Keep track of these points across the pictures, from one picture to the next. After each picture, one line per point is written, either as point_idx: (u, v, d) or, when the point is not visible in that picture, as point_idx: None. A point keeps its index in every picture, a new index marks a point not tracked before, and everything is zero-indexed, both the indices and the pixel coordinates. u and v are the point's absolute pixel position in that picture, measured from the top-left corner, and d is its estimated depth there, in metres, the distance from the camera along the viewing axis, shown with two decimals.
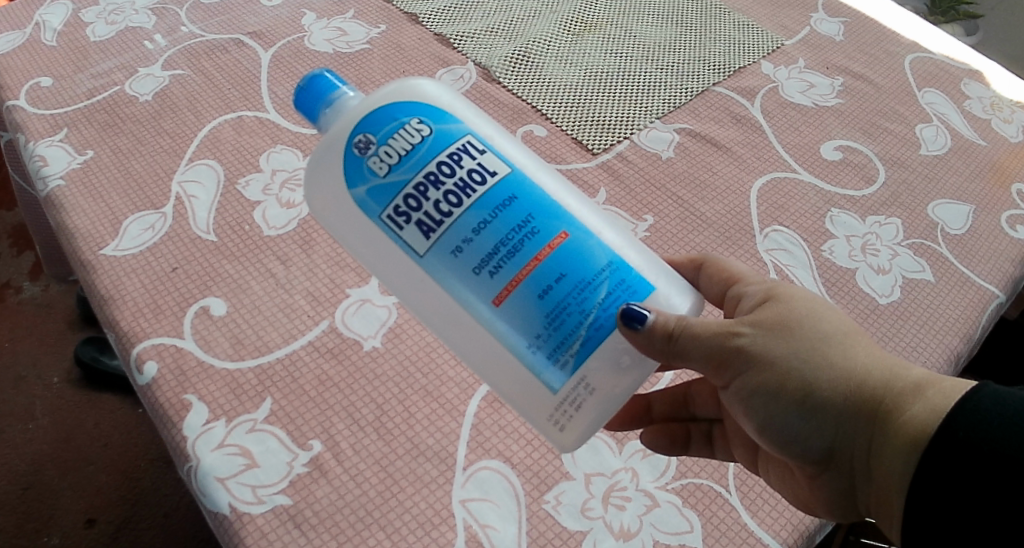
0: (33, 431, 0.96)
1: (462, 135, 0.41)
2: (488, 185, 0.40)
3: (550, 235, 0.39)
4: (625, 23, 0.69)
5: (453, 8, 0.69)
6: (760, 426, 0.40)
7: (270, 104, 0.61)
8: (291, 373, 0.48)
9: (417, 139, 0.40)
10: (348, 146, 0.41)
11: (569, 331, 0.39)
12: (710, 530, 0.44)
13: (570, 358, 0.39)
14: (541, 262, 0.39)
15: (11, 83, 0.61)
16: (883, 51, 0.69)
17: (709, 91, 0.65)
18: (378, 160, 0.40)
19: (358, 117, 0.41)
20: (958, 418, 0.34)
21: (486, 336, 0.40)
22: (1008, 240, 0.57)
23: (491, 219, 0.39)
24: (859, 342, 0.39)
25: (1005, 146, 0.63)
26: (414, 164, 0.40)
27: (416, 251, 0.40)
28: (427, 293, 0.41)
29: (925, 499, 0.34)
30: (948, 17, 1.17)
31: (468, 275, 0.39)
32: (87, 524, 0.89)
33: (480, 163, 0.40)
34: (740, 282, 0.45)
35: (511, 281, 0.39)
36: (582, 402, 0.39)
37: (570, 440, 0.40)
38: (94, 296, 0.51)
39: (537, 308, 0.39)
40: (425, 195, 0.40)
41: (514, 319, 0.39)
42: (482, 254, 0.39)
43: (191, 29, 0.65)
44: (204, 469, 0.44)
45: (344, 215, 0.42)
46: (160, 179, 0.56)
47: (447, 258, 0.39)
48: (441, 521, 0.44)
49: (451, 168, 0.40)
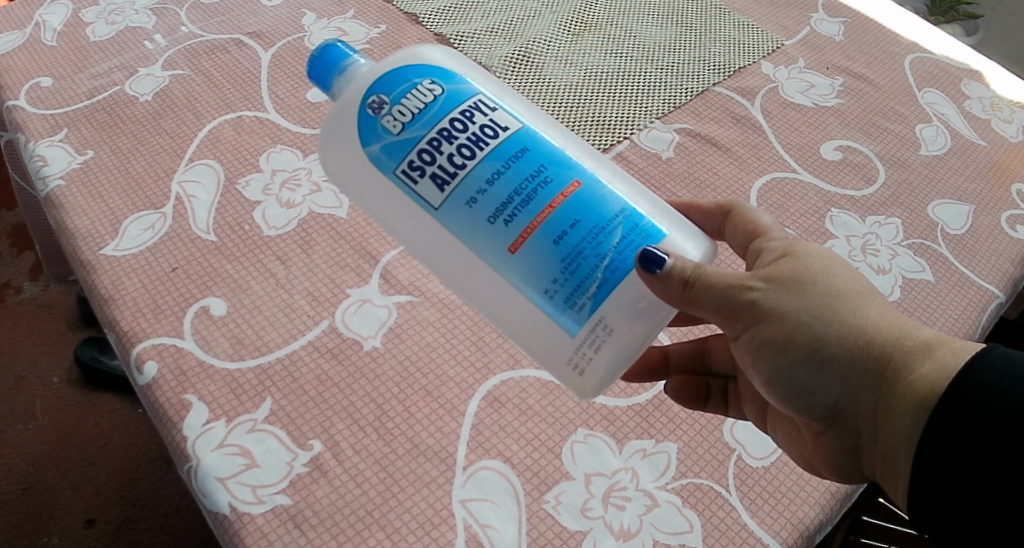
0: (33, 430, 0.96)
1: (474, 94, 0.42)
2: (500, 138, 0.41)
3: (562, 183, 0.40)
4: (625, 23, 0.70)
5: (453, 8, 0.69)
6: (768, 378, 0.41)
7: (271, 104, 0.61)
8: (291, 373, 0.48)
9: (429, 99, 0.42)
10: (362, 108, 0.43)
11: (586, 274, 0.39)
12: (710, 530, 0.44)
13: (587, 301, 0.39)
14: (556, 209, 0.40)
15: (11, 84, 0.61)
16: (883, 51, 0.69)
17: (709, 91, 0.65)
18: (392, 119, 0.42)
19: (371, 80, 0.43)
20: (966, 379, 0.34)
21: (503, 284, 0.41)
22: (1008, 240, 0.57)
23: (504, 169, 0.40)
24: (872, 300, 0.39)
25: (1005, 146, 0.63)
26: (427, 120, 0.41)
27: (432, 204, 0.41)
28: (443, 245, 0.42)
29: (935, 447, 0.34)
30: (948, 17, 1.17)
31: (483, 225, 0.40)
32: (87, 524, 0.90)
33: (491, 119, 0.41)
34: (764, 236, 0.45)
35: (527, 227, 0.40)
36: (600, 343, 0.39)
37: (591, 384, 0.40)
38: (94, 296, 0.51)
39: (552, 252, 0.40)
40: (439, 149, 0.41)
41: (531, 265, 0.40)
42: (496, 203, 0.40)
43: (191, 29, 0.65)
44: (204, 469, 0.44)
45: (360, 174, 0.43)
46: (160, 179, 0.56)
47: (462, 209, 0.40)
48: (441, 521, 0.44)
49: (464, 124, 0.41)
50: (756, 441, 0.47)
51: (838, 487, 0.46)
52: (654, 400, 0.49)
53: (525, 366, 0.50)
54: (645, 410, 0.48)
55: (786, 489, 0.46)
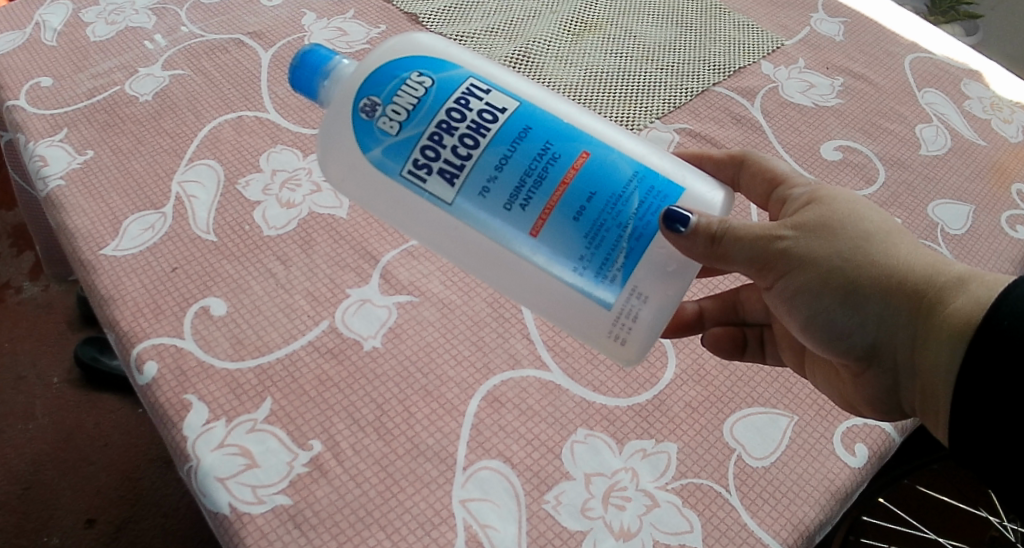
0: (33, 430, 0.96)
1: (465, 78, 0.42)
2: (501, 121, 0.41)
3: (571, 157, 0.40)
4: (625, 22, 0.70)
5: (453, 8, 0.69)
6: (805, 325, 0.42)
7: (271, 104, 0.61)
8: (291, 374, 0.48)
9: (421, 92, 0.42)
10: (355, 114, 0.43)
11: (612, 245, 0.40)
12: (710, 530, 0.44)
13: (618, 272, 0.40)
14: (569, 185, 0.40)
15: (11, 84, 0.61)
16: (883, 51, 0.69)
17: (709, 91, 0.65)
18: (387, 120, 0.42)
19: (358, 84, 0.43)
20: (1001, 309, 0.35)
21: (531, 269, 0.41)
22: (1008, 240, 0.57)
23: (511, 153, 0.40)
24: (902, 240, 0.40)
25: (1005, 146, 0.63)
26: (424, 115, 0.41)
27: (446, 200, 0.41)
28: (463, 237, 0.42)
29: (974, 380, 0.35)
30: (948, 17, 1.17)
31: (500, 212, 0.40)
32: (87, 524, 0.90)
33: (488, 103, 0.41)
34: (785, 184, 0.46)
35: (544, 209, 0.40)
36: (637, 313, 0.40)
37: (633, 352, 0.41)
38: (94, 296, 0.51)
39: (574, 229, 0.40)
40: (441, 143, 0.41)
41: (553, 247, 0.40)
42: (510, 189, 0.40)
43: (191, 29, 0.65)
44: (203, 469, 0.44)
45: (369, 179, 0.43)
46: (160, 179, 0.56)
47: (476, 200, 0.41)
48: (441, 521, 0.44)
49: (462, 113, 0.41)
50: (756, 441, 0.47)
51: (838, 487, 0.46)
52: (654, 400, 0.49)
53: (525, 366, 0.50)
54: (645, 410, 0.48)
55: (786, 489, 0.46)
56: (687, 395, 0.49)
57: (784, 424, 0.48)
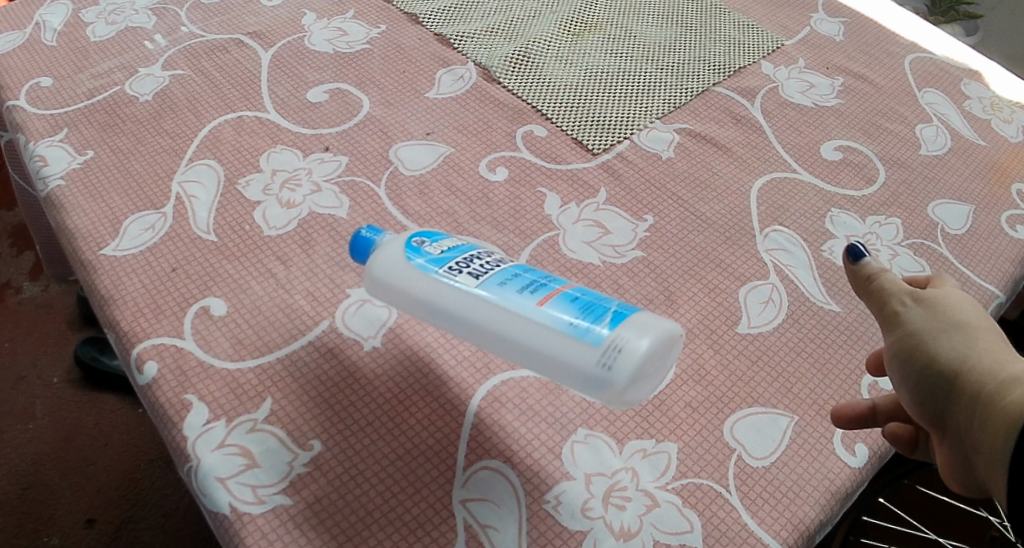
0: (33, 431, 0.96)
1: (478, 252, 0.44)
2: (513, 269, 0.43)
3: (562, 284, 0.42)
4: (625, 23, 0.70)
5: (453, 9, 0.69)
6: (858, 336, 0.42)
7: (271, 104, 0.61)
8: (291, 373, 0.48)
9: (444, 251, 0.43)
10: (388, 248, 0.43)
11: (603, 310, 0.40)
12: (710, 530, 0.44)
13: (609, 326, 0.39)
14: (567, 288, 0.42)
15: (12, 84, 0.61)
16: (883, 51, 0.70)
17: (709, 91, 0.65)
18: (432, 245, 0.43)
19: (388, 244, 0.44)
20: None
21: (528, 332, 0.40)
22: (1008, 240, 0.57)
23: (521, 275, 0.42)
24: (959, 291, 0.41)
25: (1005, 146, 0.63)
26: (449, 254, 0.43)
27: (471, 285, 0.41)
28: (468, 312, 0.41)
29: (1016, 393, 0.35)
30: (948, 17, 1.17)
31: (506, 290, 0.41)
32: (87, 524, 0.90)
33: (501, 263, 0.43)
34: None
35: (550, 292, 0.41)
36: (623, 348, 0.38)
37: (620, 391, 0.38)
38: (94, 296, 0.51)
39: (573, 304, 0.40)
40: (466, 266, 0.42)
41: (551, 310, 0.40)
42: (523, 282, 0.41)
43: (192, 29, 0.65)
44: (204, 469, 0.44)
45: (392, 270, 0.43)
46: (160, 179, 0.56)
47: (484, 284, 0.41)
48: (441, 521, 0.44)
49: (482, 262, 0.43)
50: (756, 441, 0.47)
51: (838, 487, 0.46)
52: (654, 400, 0.49)
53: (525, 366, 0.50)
54: (645, 410, 0.48)
55: (786, 489, 0.46)
56: (687, 395, 0.49)
57: (784, 423, 0.48)
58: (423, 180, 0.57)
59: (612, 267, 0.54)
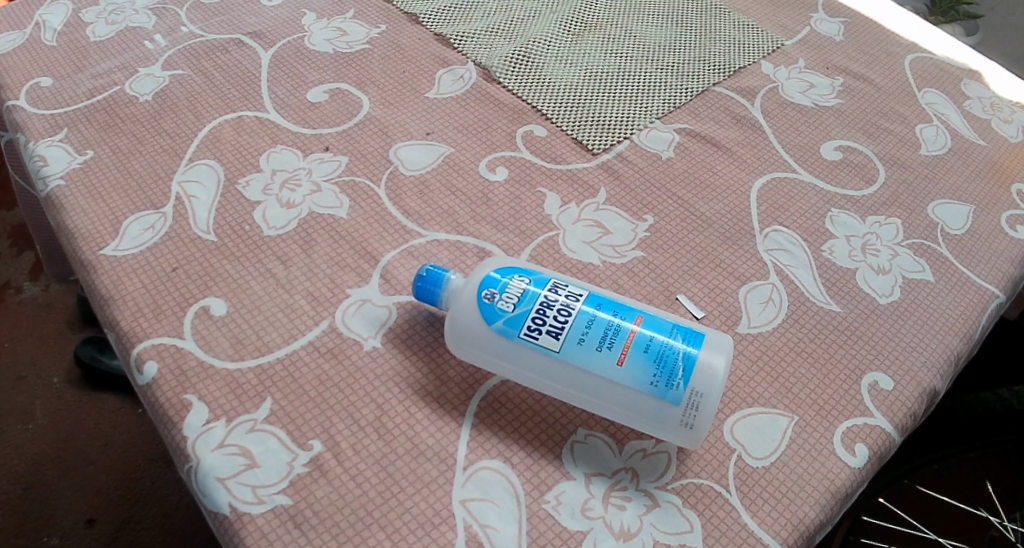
0: (33, 430, 0.96)
1: (551, 280, 0.47)
2: (580, 306, 0.46)
3: (630, 320, 0.45)
4: (625, 23, 0.70)
5: (453, 9, 0.69)
6: None
7: (271, 104, 0.61)
8: (291, 373, 0.48)
9: (523, 290, 0.46)
10: (474, 302, 0.46)
11: (671, 362, 0.44)
12: (710, 530, 0.44)
13: (683, 382, 0.44)
14: (637, 329, 0.45)
15: (11, 83, 0.61)
16: (883, 51, 0.70)
17: (709, 91, 0.65)
18: (504, 300, 0.46)
19: (470, 288, 0.47)
20: None
21: (626, 395, 0.44)
22: (1008, 240, 0.57)
23: (593, 315, 0.45)
24: None
25: (1005, 146, 0.63)
26: (530, 298, 0.46)
27: (553, 348, 0.45)
28: (583, 379, 0.45)
29: None
30: (948, 17, 1.17)
31: (597, 350, 0.44)
32: (87, 524, 0.90)
33: (569, 293, 0.46)
34: None
35: (621, 345, 0.44)
36: (699, 403, 0.44)
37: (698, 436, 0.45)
38: (94, 296, 0.51)
39: (643, 359, 0.44)
40: (546, 314, 0.45)
41: (637, 371, 0.44)
42: (598, 334, 0.45)
43: (191, 29, 0.65)
44: (204, 469, 0.44)
45: (473, 330, 0.46)
46: (160, 179, 0.56)
47: (585, 342, 0.45)
48: (441, 521, 0.44)
49: (554, 297, 0.46)
50: (756, 441, 0.47)
51: (838, 487, 0.46)
52: None
53: None
54: None
55: (786, 489, 0.46)
56: None
57: (784, 424, 0.48)
58: (423, 180, 0.57)
59: (612, 267, 0.54)
